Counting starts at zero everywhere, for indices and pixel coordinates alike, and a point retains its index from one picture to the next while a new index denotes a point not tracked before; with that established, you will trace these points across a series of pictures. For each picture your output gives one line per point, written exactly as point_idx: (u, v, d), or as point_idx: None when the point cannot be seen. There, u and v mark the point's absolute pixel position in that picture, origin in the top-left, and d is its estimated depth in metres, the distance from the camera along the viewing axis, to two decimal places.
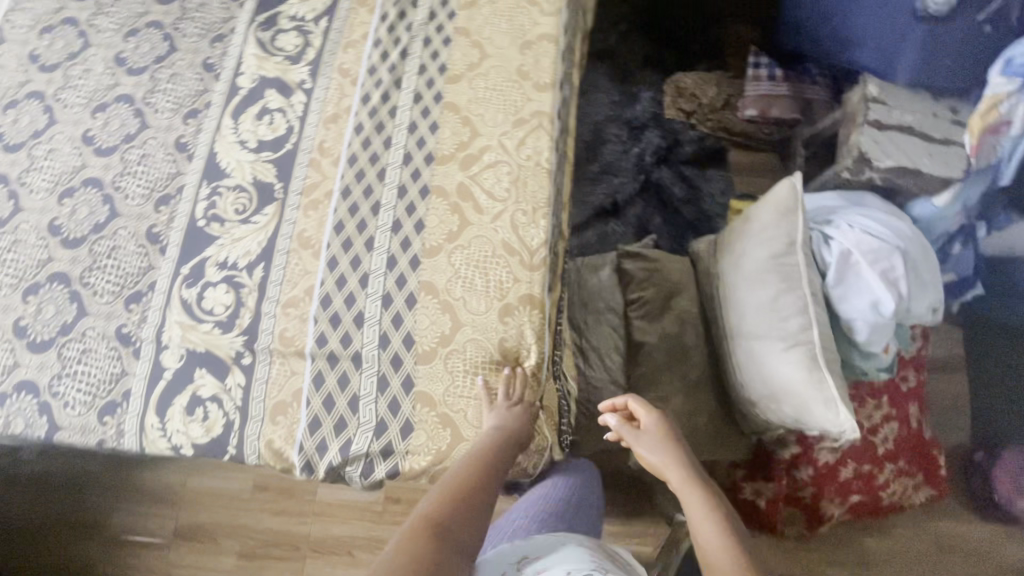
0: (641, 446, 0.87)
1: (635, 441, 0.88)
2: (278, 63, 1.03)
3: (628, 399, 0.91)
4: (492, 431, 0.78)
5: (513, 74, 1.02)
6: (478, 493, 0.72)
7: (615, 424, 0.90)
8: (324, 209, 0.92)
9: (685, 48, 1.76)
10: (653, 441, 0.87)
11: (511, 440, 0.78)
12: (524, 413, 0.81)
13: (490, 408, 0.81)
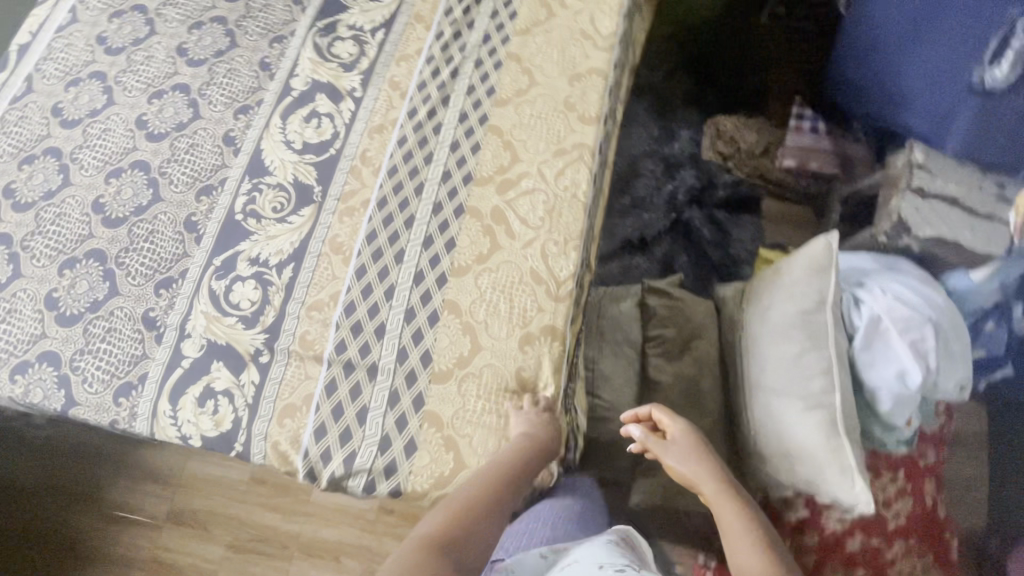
0: (671, 456, 0.90)
1: (663, 452, 0.91)
2: (332, 69, 1.05)
3: (653, 410, 0.95)
4: (520, 438, 0.79)
5: (559, 105, 1.03)
6: (491, 508, 0.72)
7: (641, 435, 0.92)
8: (358, 217, 0.93)
9: (728, 93, 1.77)
10: (681, 451, 0.91)
11: (532, 450, 0.78)
12: (552, 421, 0.81)
13: (515, 415, 0.81)
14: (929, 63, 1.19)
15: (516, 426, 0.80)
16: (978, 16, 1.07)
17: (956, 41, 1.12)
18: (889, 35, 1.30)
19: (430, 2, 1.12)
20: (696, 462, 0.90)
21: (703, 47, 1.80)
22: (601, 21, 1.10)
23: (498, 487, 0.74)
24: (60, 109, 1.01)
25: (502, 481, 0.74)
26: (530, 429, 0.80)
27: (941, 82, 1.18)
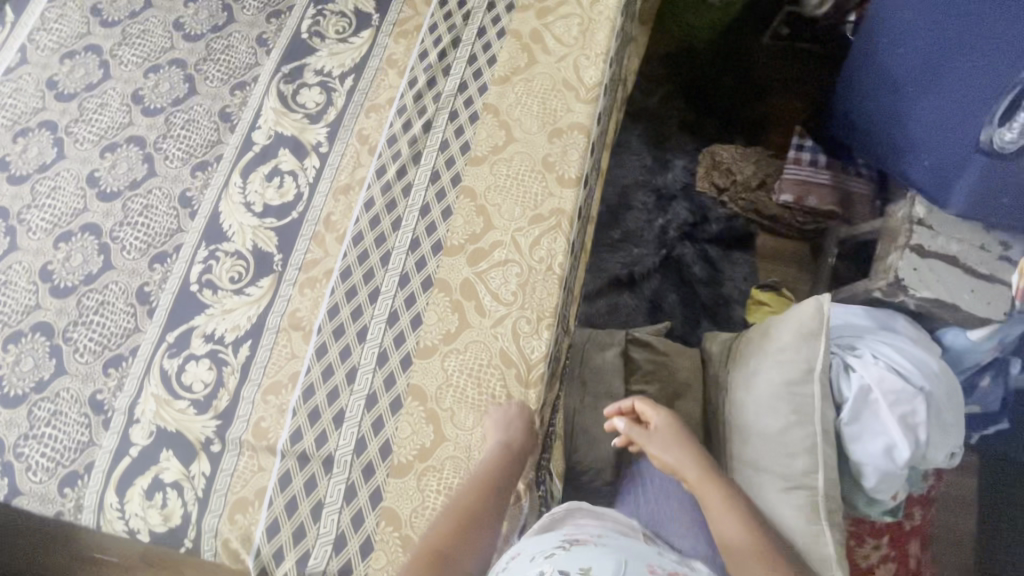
0: (654, 445, 0.97)
1: (646, 441, 0.98)
2: (297, 120, 0.99)
3: (636, 402, 1.00)
4: (496, 439, 0.79)
5: (538, 164, 0.96)
6: (480, 516, 0.73)
7: (626, 428, 0.99)
8: (320, 289, 0.88)
9: (727, 117, 1.68)
10: (664, 440, 0.96)
11: (509, 449, 0.78)
12: (525, 420, 0.80)
13: (489, 415, 0.81)
14: (938, 114, 1.13)
15: (492, 425, 0.80)
16: (993, 73, 1.00)
17: (969, 95, 1.05)
18: (889, 86, 1.25)
19: (403, 45, 1.05)
20: (677, 449, 0.95)
21: (703, 66, 1.72)
22: (585, 69, 1.03)
23: (480, 498, 0.74)
24: (8, 163, 0.95)
25: (486, 485, 0.75)
26: (506, 428, 0.79)
27: (947, 137, 1.11)
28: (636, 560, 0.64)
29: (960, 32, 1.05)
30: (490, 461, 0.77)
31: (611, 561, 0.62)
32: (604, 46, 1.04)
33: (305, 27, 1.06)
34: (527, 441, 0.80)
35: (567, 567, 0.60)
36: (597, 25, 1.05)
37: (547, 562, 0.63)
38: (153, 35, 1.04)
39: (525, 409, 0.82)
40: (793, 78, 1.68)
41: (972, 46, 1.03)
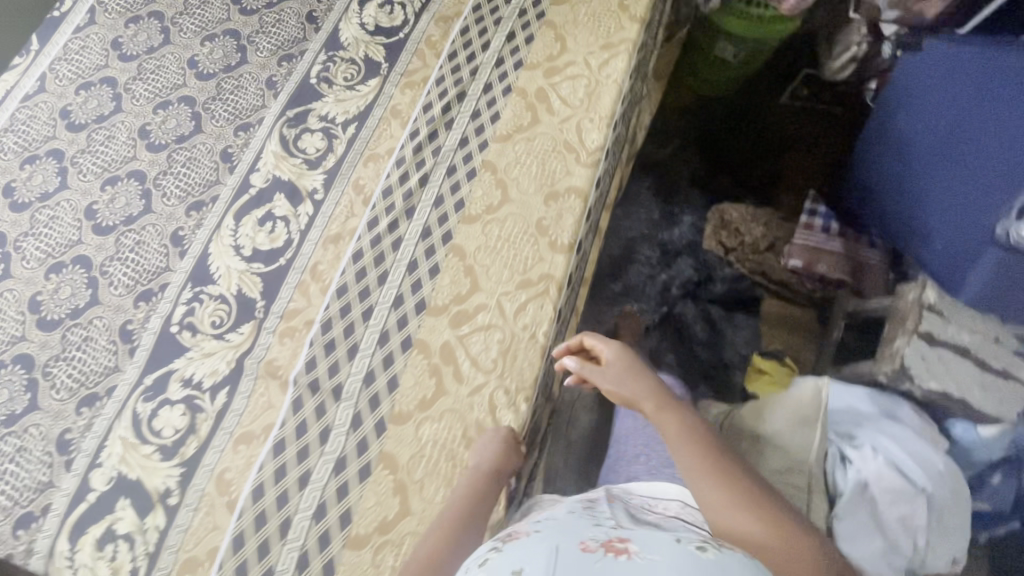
0: (607, 380, 0.82)
1: (598, 378, 0.83)
2: (295, 166, 0.99)
3: (583, 337, 0.85)
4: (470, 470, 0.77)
5: (531, 228, 0.94)
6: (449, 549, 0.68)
7: (575, 365, 0.84)
8: (298, 340, 0.87)
9: (737, 175, 1.64)
10: (619, 373, 0.82)
11: (487, 475, 0.76)
12: (501, 446, 0.78)
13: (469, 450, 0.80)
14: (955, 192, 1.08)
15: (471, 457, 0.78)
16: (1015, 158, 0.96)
17: (986, 177, 1.02)
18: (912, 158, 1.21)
19: (407, 96, 1.06)
20: (635, 382, 0.81)
21: (715, 120, 1.69)
22: (588, 132, 1.01)
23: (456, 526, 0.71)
24: (12, 189, 0.97)
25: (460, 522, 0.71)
26: (484, 453, 0.78)
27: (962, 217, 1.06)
28: (567, 540, 0.55)
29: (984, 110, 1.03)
30: (467, 487, 0.75)
31: (540, 554, 0.52)
32: (609, 110, 1.03)
33: (315, 72, 1.07)
34: (507, 463, 0.78)
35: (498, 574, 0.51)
36: (604, 90, 1.04)
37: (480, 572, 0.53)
38: (167, 71, 1.07)
39: (506, 435, 0.80)
40: (805, 139, 1.64)
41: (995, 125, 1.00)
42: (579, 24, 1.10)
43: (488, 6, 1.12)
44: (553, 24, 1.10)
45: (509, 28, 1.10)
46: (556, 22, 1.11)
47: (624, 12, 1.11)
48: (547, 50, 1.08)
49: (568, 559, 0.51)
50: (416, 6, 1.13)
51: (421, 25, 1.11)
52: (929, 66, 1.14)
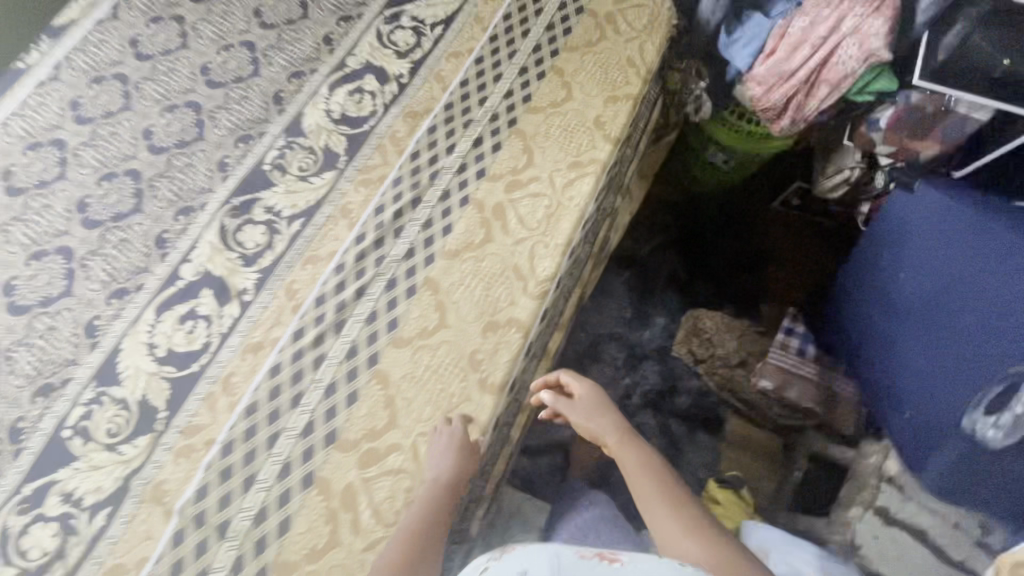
0: (576, 413, 0.93)
1: (569, 411, 0.94)
2: (230, 260, 0.94)
3: (559, 374, 0.98)
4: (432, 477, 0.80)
5: (463, 361, 0.89)
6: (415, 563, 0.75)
7: (550, 398, 0.95)
8: (194, 461, 0.82)
9: (718, 283, 1.60)
10: (589, 407, 0.93)
11: (447, 482, 0.79)
12: (460, 447, 0.81)
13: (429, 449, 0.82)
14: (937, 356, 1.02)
15: (431, 465, 0.81)
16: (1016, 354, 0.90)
17: (983, 363, 0.95)
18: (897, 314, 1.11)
19: (361, 195, 1.01)
20: (602, 417, 0.93)
21: (703, 222, 1.64)
22: (540, 260, 0.96)
23: (420, 539, 0.76)
24: None
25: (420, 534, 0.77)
26: (441, 460, 0.80)
27: (938, 389, 1.00)
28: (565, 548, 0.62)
29: (987, 282, 0.96)
30: (430, 493, 0.79)
31: (543, 558, 0.60)
32: (567, 238, 0.97)
33: (270, 158, 1.03)
34: (463, 471, 0.80)
35: None
36: (565, 214, 0.99)
37: None
38: (120, 139, 1.03)
39: (458, 437, 0.82)
40: (795, 252, 1.58)
41: (995, 305, 0.94)
42: (550, 137, 1.05)
43: (461, 107, 1.08)
44: (523, 134, 1.06)
45: (478, 132, 1.06)
46: (527, 132, 1.06)
47: (599, 130, 1.06)
48: (513, 161, 1.03)
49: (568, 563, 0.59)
50: (386, 96, 1.09)
51: (388, 119, 1.07)
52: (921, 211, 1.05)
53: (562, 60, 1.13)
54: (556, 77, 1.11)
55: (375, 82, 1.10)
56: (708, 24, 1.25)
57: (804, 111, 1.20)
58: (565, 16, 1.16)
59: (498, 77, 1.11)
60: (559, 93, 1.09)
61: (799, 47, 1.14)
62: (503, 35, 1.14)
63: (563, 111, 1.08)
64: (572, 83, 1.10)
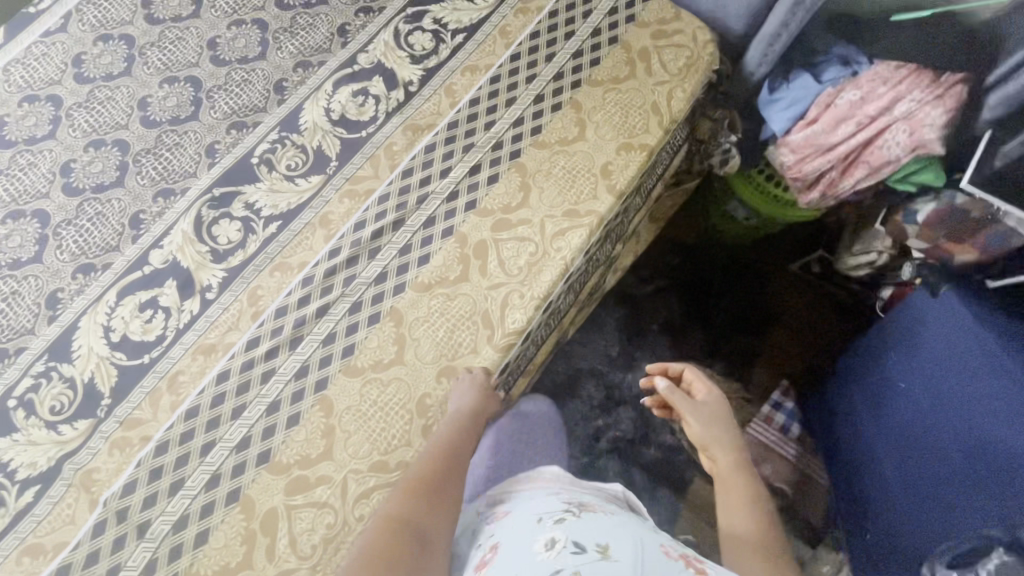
0: (695, 409, 0.88)
1: (688, 403, 0.88)
2: (200, 253, 0.92)
3: (685, 368, 0.94)
4: (454, 410, 0.82)
5: (411, 404, 0.85)
6: (436, 485, 0.74)
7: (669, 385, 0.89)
8: (127, 455, 0.80)
9: (716, 339, 1.49)
10: (708, 414, 0.88)
11: (465, 415, 0.82)
12: (482, 394, 0.84)
13: (454, 389, 0.85)
14: (913, 487, 0.96)
15: (453, 399, 0.84)
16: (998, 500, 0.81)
17: (959, 500, 0.87)
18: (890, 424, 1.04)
19: (344, 206, 0.97)
20: (721, 429, 0.87)
21: (713, 270, 1.53)
22: (512, 310, 0.91)
23: (446, 460, 0.77)
24: None
25: (445, 456, 0.77)
26: (465, 399, 0.83)
27: (917, 525, 0.94)
28: (649, 539, 0.64)
29: (980, 430, 0.86)
30: (451, 426, 0.81)
31: (627, 541, 0.62)
32: (547, 289, 0.92)
33: (259, 151, 0.99)
34: (485, 411, 0.83)
35: (584, 542, 0.61)
36: (551, 264, 0.93)
37: (559, 529, 0.65)
38: (115, 106, 1.01)
39: (481, 379, 0.85)
40: (798, 315, 1.48)
41: (980, 443, 0.86)
42: (551, 178, 0.99)
43: (465, 128, 1.03)
44: (523, 169, 1.00)
45: (477, 159, 1.00)
46: (527, 167, 1.00)
47: (604, 178, 0.99)
48: (506, 197, 0.98)
49: (653, 558, 0.60)
50: (391, 104, 1.04)
51: (388, 127, 1.02)
52: (940, 318, 0.99)
53: (582, 93, 1.05)
54: (571, 111, 1.04)
55: (382, 86, 1.05)
56: (750, 74, 1.14)
57: (837, 188, 1.11)
58: (595, 46, 1.09)
59: (510, 102, 1.05)
60: (571, 129, 1.03)
61: (844, 121, 1.04)
62: (524, 57, 1.08)
63: (571, 151, 1.01)
64: (587, 121, 1.03)
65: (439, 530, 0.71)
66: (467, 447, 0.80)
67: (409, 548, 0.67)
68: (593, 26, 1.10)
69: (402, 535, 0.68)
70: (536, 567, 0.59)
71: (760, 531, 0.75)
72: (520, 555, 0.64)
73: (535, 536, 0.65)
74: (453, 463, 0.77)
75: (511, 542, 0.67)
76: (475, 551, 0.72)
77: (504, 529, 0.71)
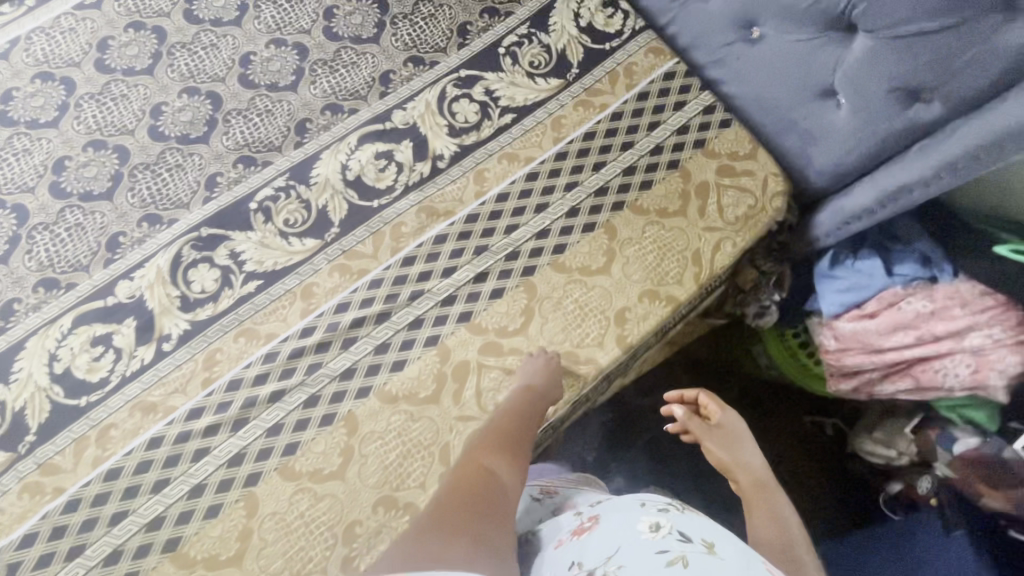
0: (710, 439, 0.88)
1: (703, 433, 0.89)
2: (169, 297, 0.86)
3: (699, 393, 0.93)
4: (524, 380, 0.84)
5: (338, 528, 0.79)
6: (509, 443, 0.77)
7: (683, 415, 0.90)
8: (35, 504, 0.76)
9: (701, 479, 1.33)
10: (724, 439, 0.88)
11: (537, 387, 0.83)
12: (552, 369, 0.85)
13: (523, 363, 0.86)
14: None
15: (523, 372, 0.85)
16: None
17: None
18: None
19: (332, 281, 0.89)
20: (741, 452, 0.86)
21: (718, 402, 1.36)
22: None
23: (516, 423, 0.80)
24: None
25: (517, 418, 0.80)
26: (534, 371, 0.84)
27: None
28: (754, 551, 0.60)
29: None
30: (522, 394, 0.83)
31: (732, 544, 0.60)
32: None
33: (260, 196, 0.91)
34: (552, 389, 0.83)
35: (686, 534, 0.61)
36: (560, 375, 0.85)
37: (662, 516, 0.65)
38: (126, 106, 0.93)
39: (552, 359, 0.86)
40: (794, 479, 1.30)
41: None
42: (559, 309, 0.89)
43: (484, 225, 0.93)
44: (531, 290, 0.90)
45: (486, 265, 0.91)
46: (537, 289, 0.90)
47: (617, 326, 0.89)
48: (505, 318, 0.88)
49: (758, 566, 0.56)
50: (413, 176, 0.95)
51: (403, 203, 0.93)
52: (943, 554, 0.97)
53: (621, 219, 0.94)
54: (603, 237, 0.93)
55: (409, 153, 0.95)
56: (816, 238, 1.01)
57: (875, 389, 0.98)
58: (652, 165, 0.97)
59: (541, 207, 0.94)
60: (597, 258, 0.92)
61: (902, 329, 0.90)
62: (571, 158, 0.97)
63: (590, 284, 0.90)
64: (617, 253, 0.92)
65: (512, 480, 0.74)
66: (536, 414, 0.82)
67: (489, 494, 0.70)
68: (657, 142, 0.98)
69: (480, 481, 0.72)
70: (637, 543, 0.61)
71: (778, 532, 0.71)
72: (619, 531, 0.66)
73: (638, 517, 0.66)
74: (523, 427, 0.80)
75: (612, 523, 0.68)
76: (573, 518, 0.77)
77: (608, 507, 0.74)
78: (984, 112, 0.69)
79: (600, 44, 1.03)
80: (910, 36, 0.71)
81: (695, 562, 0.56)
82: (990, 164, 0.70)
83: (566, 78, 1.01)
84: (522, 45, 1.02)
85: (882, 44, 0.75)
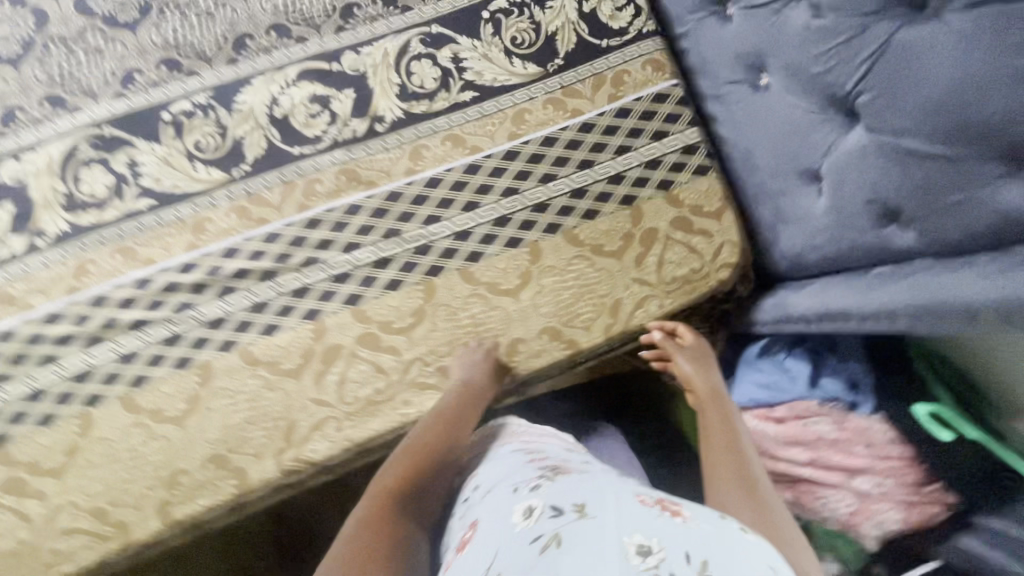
0: (683, 357, 0.84)
1: (678, 353, 0.85)
2: (54, 191, 0.80)
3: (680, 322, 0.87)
4: (460, 379, 0.79)
5: (163, 472, 0.77)
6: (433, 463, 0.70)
7: (660, 338, 0.85)
8: None
9: None
10: (696, 356, 0.85)
11: (472, 387, 0.78)
12: (490, 369, 0.81)
13: (460, 356, 0.82)
14: None
15: (458, 369, 0.80)
16: None
17: None
18: None
19: (227, 222, 0.83)
20: (708, 371, 0.84)
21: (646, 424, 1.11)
22: (319, 437, 0.80)
23: (444, 432, 0.74)
24: None
25: (446, 427, 0.74)
26: (470, 365, 0.80)
27: None
28: (623, 488, 0.51)
29: None
30: (455, 396, 0.78)
31: (604, 495, 0.50)
32: (367, 438, 0.80)
33: (175, 108, 0.83)
34: (488, 385, 0.79)
35: (558, 502, 0.50)
36: (495, 369, 0.82)
37: (534, 495, 0.53)
38: None
39: (490, 355, 0.82)
40: None
41: None
42: (454, 320, 0.83)
43: (405, 207, 0.85)
44: (430, 291, 0.83)
45: (392, 251, 0.84)
46: (437, 292, 0.83)
47: (507, 354, 0.83)
48: (394, 313, 0.83)
49: (627, 513, 0.47)
50: (345, 132, 0.86)
51: (325, 159, 0.85)
52: None
53: (551, 243, 0.85)
54: (526, 256, 0.85)
55: (347, 105, 0.86)
56: None
57: None
58: (605, 193, 0.86)
59: (470, 206, 0.85)
60: (510, 278, 0.84)
61: (800, 444, 0.83)
62: (521, 160, 0.87)
63: (494, 303, 0.84)
64: (533, 278, 0.84)
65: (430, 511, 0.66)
66: (469, 415, 0.77)
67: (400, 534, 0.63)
68: (620, 169, 0.87)
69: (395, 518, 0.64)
70: (509, 547, 0.48)
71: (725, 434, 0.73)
72: (492, 537, 0.51)
73: (509, 510, 0.53)
74: (450, 438, 0.73)
75: (489, 518, 0.55)
76: (458, 528, 0.60)
77: (482, 502, 0.59)
78: (947, 273, 0.61)
79: (596, 39, 0.90)
80: (903, 151, 0.64)
81: (570, 541, 0.45)
82: (934, 327, 0.62)
83: (546, 68, 0.89)
84: (509, 15, 0.89)
85: (873, 146, 0.67)
